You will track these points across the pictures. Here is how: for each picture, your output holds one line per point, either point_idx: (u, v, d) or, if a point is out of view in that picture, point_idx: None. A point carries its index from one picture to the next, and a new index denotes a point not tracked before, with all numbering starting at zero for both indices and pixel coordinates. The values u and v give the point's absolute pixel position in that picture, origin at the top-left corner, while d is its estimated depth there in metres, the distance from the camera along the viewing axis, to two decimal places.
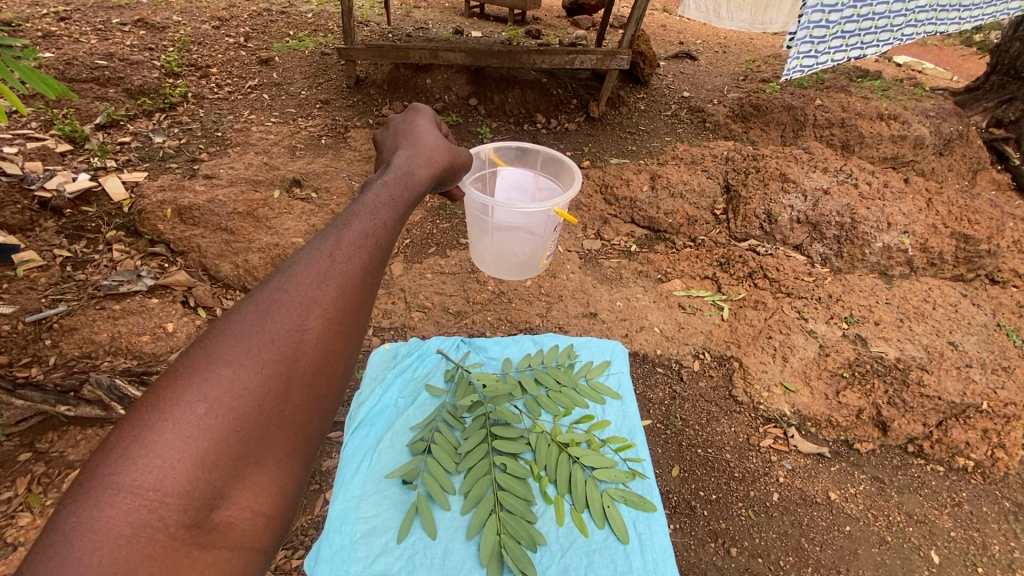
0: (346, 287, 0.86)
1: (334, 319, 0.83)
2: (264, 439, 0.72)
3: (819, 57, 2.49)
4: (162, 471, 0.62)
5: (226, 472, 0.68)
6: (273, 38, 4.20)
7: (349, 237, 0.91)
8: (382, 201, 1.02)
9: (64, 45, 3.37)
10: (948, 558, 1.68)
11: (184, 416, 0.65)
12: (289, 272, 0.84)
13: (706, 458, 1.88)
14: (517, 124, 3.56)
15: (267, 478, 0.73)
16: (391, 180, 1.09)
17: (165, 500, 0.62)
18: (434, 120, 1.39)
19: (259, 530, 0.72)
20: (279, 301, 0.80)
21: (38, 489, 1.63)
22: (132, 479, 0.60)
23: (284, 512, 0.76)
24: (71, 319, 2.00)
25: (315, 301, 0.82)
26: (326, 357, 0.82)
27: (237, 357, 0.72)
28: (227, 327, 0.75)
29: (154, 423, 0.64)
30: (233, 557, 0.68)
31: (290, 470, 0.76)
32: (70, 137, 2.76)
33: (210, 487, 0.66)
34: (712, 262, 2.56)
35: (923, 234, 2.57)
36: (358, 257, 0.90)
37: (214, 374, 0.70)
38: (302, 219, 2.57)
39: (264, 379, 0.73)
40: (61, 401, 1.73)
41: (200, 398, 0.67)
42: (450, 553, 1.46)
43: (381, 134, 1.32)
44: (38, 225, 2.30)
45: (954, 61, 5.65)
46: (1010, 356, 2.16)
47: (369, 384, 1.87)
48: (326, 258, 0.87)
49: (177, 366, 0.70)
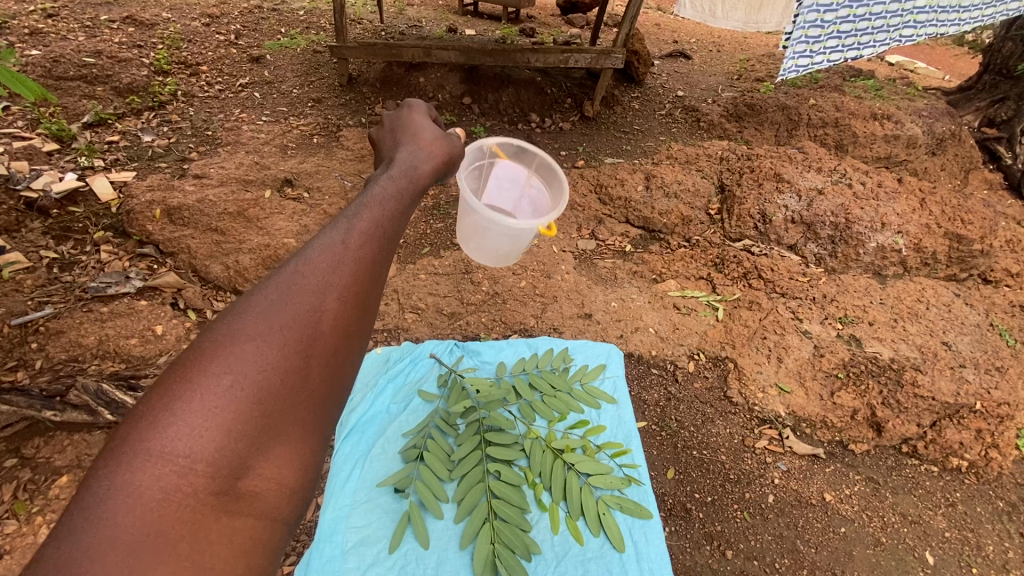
0: (361, 271, 0.79)
1: (351, 302, 0.77)
2: (287, 415, 0.68)
3: (814, 57, 2.50)
4: (191, 439, 0.61)
5: (252, 442, 0.65)
6: (264, 36, 4.15)
7: (361, 227, 0.82)
8: (388, 194, 0.94)
9: (51, 42, 3.30)
10: (943, 558, 1.68)
11: (210, 386, 0.63)
12: (306, 255, 0.78)
13: (701, 460, 1.88)
14: (512, 123, 3.55)
15: (292, 451, 0.69)
16: (396, 176, 1.02)
17: (194, 467, 0.60)
18: (429, 116, 1.35)
19: (285, 504, 0.69)
20: (296, 282, 0.74)
21: (23, 497, 1.59)
22: (162, 445, 0.59)
23: (309, 486, 0.72)
24: (57, 323, 1.96)
25: (331, 284, 0.76)
26: (346, 341, 0.75)
27: (260, 333, 0.69)
28: (248, 306, 0.71)
29: (182, 392, 0.62)
30: (260, 526, 0.65)
31: (313, 446, 0.72)
32: (57, 136, 2.70)
33: (236, 457, 0.63)
34: (707, 262, 2.56)
35: (917, 234, 2.57)
36: (371, 247, 0.81)
37: (239, 348, 0.67)
38: (294, 220, 2.54)
39: (285, 356, 0.69)
40: (47, 407, 1.69)
41: (225, 370, 0.65)
42: (442, 563, 1.45)
43: (377, 132, 1.28)
44: (24, 226, 2.25)
45: (945, 61, 5.65)
46: (1003, 355, 2.17)
47: (360, 390, 1.86)
48: (340, 244, 0.80)
49: (202, 342, 0.68)
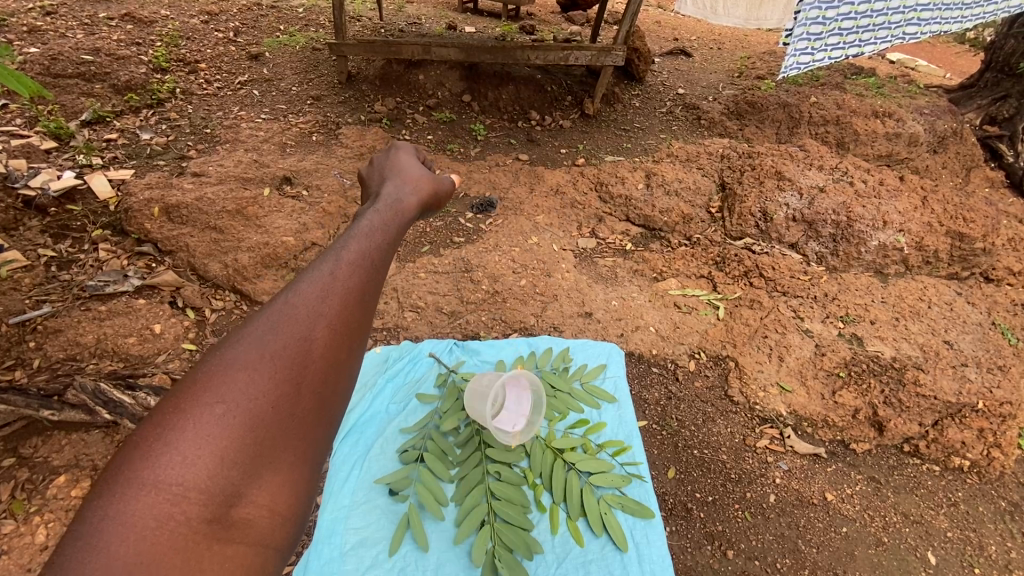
0: (350, 299, 0.79)
1: (341, 329, 0.77)
2: (279, 441, 0.67)
3: (815, 54, 2.48)
4: (185, 467, 0.59)
5: (244, 469, 0.63)
6: (263, 33, 4.13)
7: (348, 258, 0.84)
8: (375, 227, 0.95)
9: (49, 39, 3.29)
10: (945, 558, 1.67)
11: (202, 416, 0.62)
12: (297, 286, 0.79)
13: (702, 459, 1.87)
14: (511, 121, 3.53)
15: (286, 478, 0.67)
16: (382, 209, 1.02)
17: (187, 495, 0.58)
18: (416, 156, 1.35)
19: (279, 530, 0.67)
20: (286, 312, 0.74)
21: (20, 497, 1.58)
22: (155, 474, 0.58)
23: (302, 513, 0.70)
24: (55, 322, 1.95)
25: (321, 312, 0.76)
26: (337, 367, 0.75)
27: (251, 362, 0.68)
28: (240, 337, 0.71)
29: (176, 422, 0.61)
30: (253, 554, 0.63)
31: (305, 472, 0.70)
32: (55, 134, 2.68)
33: (229, 484, 0.61)
34: (708, 260, 2.55)
35: (918, 232, 2.56)
36: (359, 275, 0.82)
37: (231, 377, 0.66)
38: (293, 218, 2.53)
39: (276, 384, 0.68)
40: (44, 405, 1.68)
41: (217, 399, 0.64)
42: (442, 565, 1.43)
43: (364, 171, 1.26)
44: (22, 225, 2.24)
45: (947, 59, 5.63)
46: (1006, 355, 2.16)
47: (359, 390, 1.85)
48: (329, 274, 0.80)
49: (194, 374, 0.67)
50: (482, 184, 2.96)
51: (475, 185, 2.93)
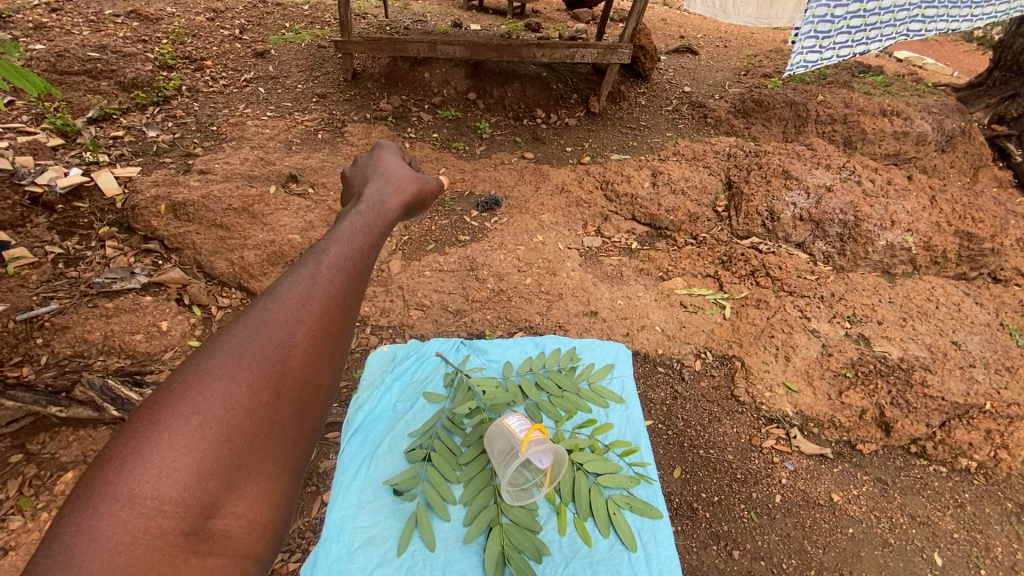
0: (330, 305, 0.81)
1: (321, 335, 0.78)
2: (257, 450, 0.67)
3: (824, 52, 2.46)
4: (161, 480, 0.58)
5: (223, 480, 0.63)
6: (269, 31, 4.14)
7: (328, 262, 0.85)
8: (357, 229, 0.95)
9: (55, 37, 3.29)
10: (951, 560, 1.66)
11: (177, 427, 0.61)
12: (275, 294, 0.79)
13: (708, 459, 1.86)
14: (517, 119, 3.52)
15: (265, 488, 0.68)
16: (364, 209, 1.02)
17: (163, 508, 0.57)
18: (400, 157, 1.34)
19: (256, 540, 0.67)
20: (265, 319, 0.75)
21: (29, 493, 1.59)
22: (129, 488, 0.56)
23: (278, 524, 0.70)
24: (63, 319, 1.96)
25: (300, 319, 0.77)
26: (315, 375, 0.76)
27: (228, 371, 0.68)
28: (216, 346, 0.71)
29: (151, 434, 0.60)
30: (230, 566, 0.63)
31: (283, 482, 0.71)
32: (62, 131, 2.68)
33: (206, 496, 0.61)
34: (714, 260, 2.53)
35: (926, 232, 2.54)
36: (339, 281, 0.84)
37: (208, 387, 0.66)
38: (299, 216, 2.54)
39: (254, 393, 0.68)
40: (52, 402, 1.69)
41: (193, 410, 0.63)
42: (449, 564, 1.44)
43: (345, 172, 1.26)
44: (29, 221, 2.24)
45: (955, 57, 5.58)
46: (1014, 356, 2.14)
47: (367, 388, 1.86)
48: (308, 280, 0.82)
49: (167, 385, 0.66)
50: (487, 182, 2.96)
51: (480, 183, 2.94)
